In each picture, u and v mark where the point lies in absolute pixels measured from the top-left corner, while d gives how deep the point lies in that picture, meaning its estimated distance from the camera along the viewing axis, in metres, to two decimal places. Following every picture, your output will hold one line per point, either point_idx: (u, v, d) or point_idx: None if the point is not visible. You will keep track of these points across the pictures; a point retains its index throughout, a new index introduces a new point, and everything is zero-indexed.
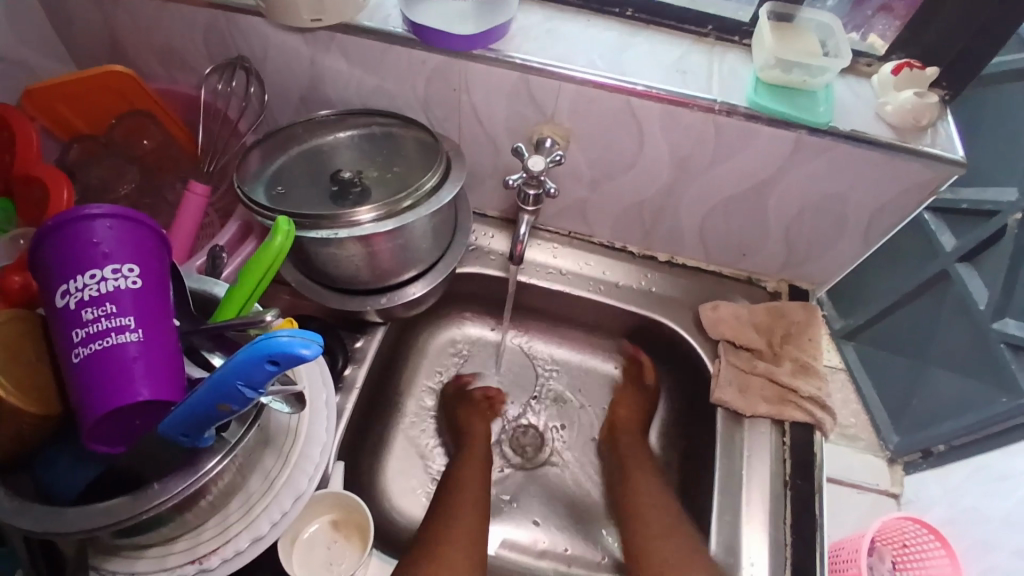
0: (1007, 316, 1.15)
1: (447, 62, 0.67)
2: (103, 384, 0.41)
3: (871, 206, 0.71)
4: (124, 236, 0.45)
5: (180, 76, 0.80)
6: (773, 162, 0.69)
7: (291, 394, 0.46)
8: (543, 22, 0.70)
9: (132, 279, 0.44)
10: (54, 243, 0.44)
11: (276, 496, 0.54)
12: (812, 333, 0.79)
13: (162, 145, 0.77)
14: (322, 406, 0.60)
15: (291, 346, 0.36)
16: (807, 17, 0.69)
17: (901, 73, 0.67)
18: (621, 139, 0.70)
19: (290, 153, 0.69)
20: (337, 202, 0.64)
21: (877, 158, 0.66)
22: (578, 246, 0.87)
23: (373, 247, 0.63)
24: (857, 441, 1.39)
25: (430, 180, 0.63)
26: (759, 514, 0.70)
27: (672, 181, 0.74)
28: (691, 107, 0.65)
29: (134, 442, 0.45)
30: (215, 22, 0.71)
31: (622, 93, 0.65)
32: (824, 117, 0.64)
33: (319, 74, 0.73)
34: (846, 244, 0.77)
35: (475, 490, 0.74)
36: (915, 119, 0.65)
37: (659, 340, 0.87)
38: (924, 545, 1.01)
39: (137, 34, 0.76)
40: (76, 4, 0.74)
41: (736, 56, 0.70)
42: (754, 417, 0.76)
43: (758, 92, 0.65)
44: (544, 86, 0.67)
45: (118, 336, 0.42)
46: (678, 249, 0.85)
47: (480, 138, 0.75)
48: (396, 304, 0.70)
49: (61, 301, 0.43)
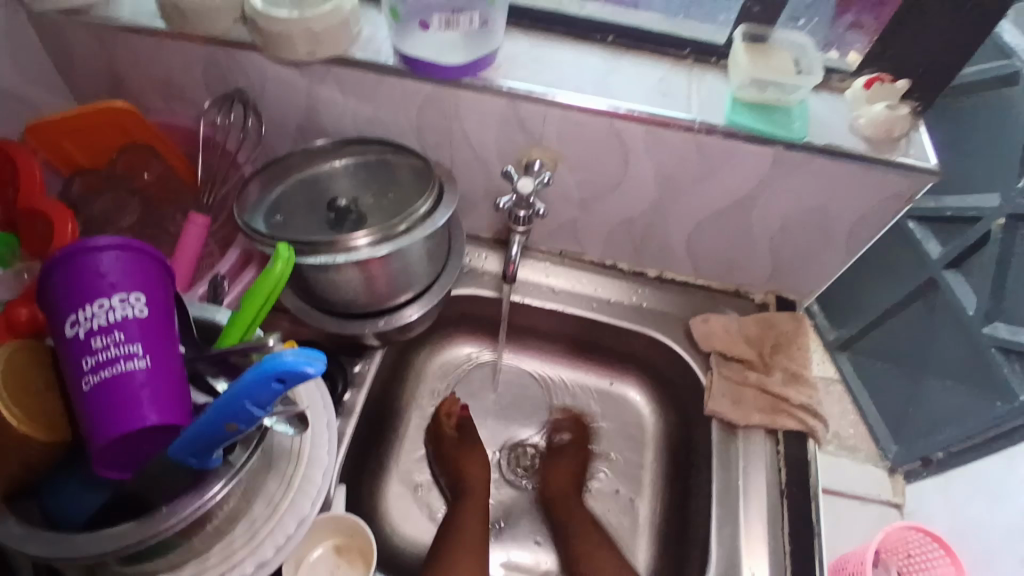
0: (997, 320, 1.17)
1: (437, 91, 0.70)
2: (113, 410, 0.43)
3: (852, 217, 0.73)
4: (130, 266, 0.47)
5: (179, 110, 0.82)
6: (754, 180, 0.71)
7: (293, 413, 0.47)
8: (529, 50, 0.73)
9: (139, 307, 0.46)
10: (62, 275, 0.46)
11: (280, 520, 0.55)
12: (800, 342, 0.81)
13: (163, 178, 0.79)
14: (323, 429, 0.61)
15: (296, 365, 0.38)
16: (778, 38, 0.71)
17: (873, 87, 0.70)
18: (608, 161, 0.73)
19: (288, 182, 0.71)
20: (335, 228, 0.67)
21: (854, 170, 0.68)
22: (570, 264, 0.89)
23: (369, 271, 0.65)
24: (856, 452, 1.40)
25: (424, 204, 0.65)
26: (757, 524, 0.71)
27: (659, 200, 0.77)
28: (673, 127, 0.68)
29: (139, 468, 0.46)
30: (214, 57, 0.74)
31: (606, 115, 0.68)
32: (799, 133, 0.67)
33: (315, 105, 0.76)
34: (830, 255, 0.79)
35: (474, 534, 0.76)
36: (888, 130, 0.67)
37: (652, 355, 0.88)
38: (927, 552, 1.02)
39: (137, 70, 0.78)
40: (78, 44, 0.77)
41: (714, 76, 0.73)
42: (748, 428, 0.77)
43: (736, 110, 0.68)
44: (532, 110, 0.69)
45: (127, 363, 0.44)
46: (668, 264, 0.87)
47: (472, 163, 0.78)
48: (393, 326, 0.72)
49: (70, 331, 0.45)
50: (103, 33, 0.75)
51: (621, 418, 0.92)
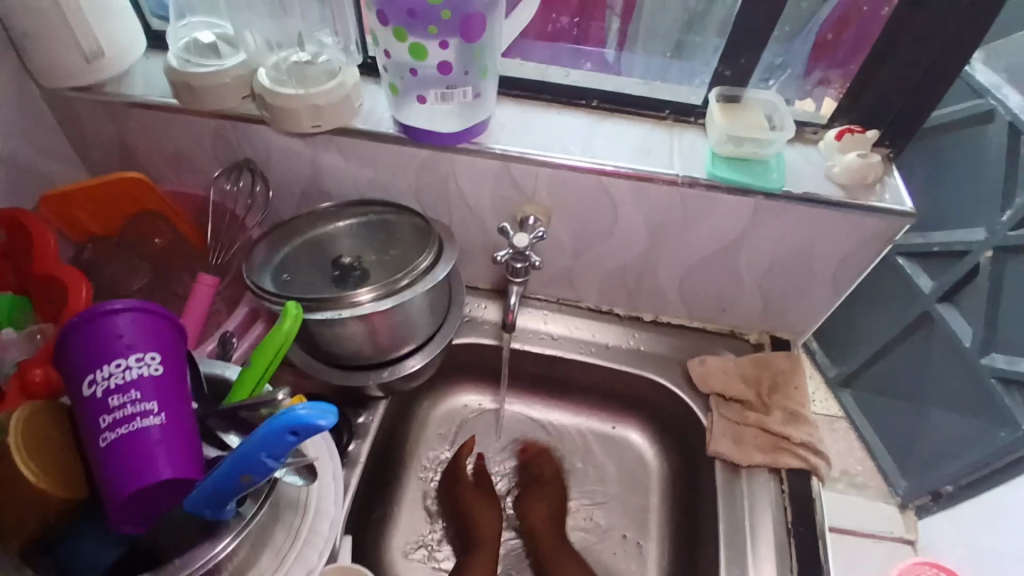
0: (993, 351, 1.19)
1: (434, 156, 0.75)
2: (129, 466, 0.45)
3: (834, 257, 0.77)
4: (145, 326, 0.50)
5: (188, 177, 0.87)
6: (738, 226, 0.75)
7: (303, 466, 0.49)
8: (519, 115, 0.79)
9: (154, 366, 0.48)
10: (82, 337, 0.48)
11: (287, 572, 0.55)
12: (797, 381, 0.83)
13: (174, 243, 0.83)
14: (329, 481, 0.62)
15: (309, 418, 0.40)
16: (753, 97, 0.77)
17: (844, 139, 0.74)
18: (598, 212, 0.77)
19: (294, 244, 0.74)
20: (339, 284, 0.71)
21: (832, 214, 0.72)
22: (567, 311, 0.92)
23: (373, 325, 0.68)
24: (866, 489, 1.39)
25: (425, 260, 0.69)
26: (767, 565, 0.71)
27: (649, 248, 0.80)
28: (658, 181, 0.72)
29: (152, 522, 0.48)
30: (223, 130, 0.79)
31: (594, 173, 0.72)
32: (777, 183, 0.70)
33: (320, 170, 0.80)
34: (817, 295, 0.82)
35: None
36: (862, 177, 0.71)
37: (652, 397, 0.90)
38: None
39: (149, 143, 0.83)
40: (95, 120, 0.82)
41: (694, 133, 0.78)
42: (751, 467, 0.78)
43: (716, 164, 0.72)
44: (524, 170, 0.74)
45: (142, 420, 0.46)
46: (661, 308, 0.90)
47: (469, 219, 0.82)
48: (397, 377, 0.74)
49: (88, 391, 0.47)
50: (117, 108, 0.80)
51: (625, 461, 0.92)
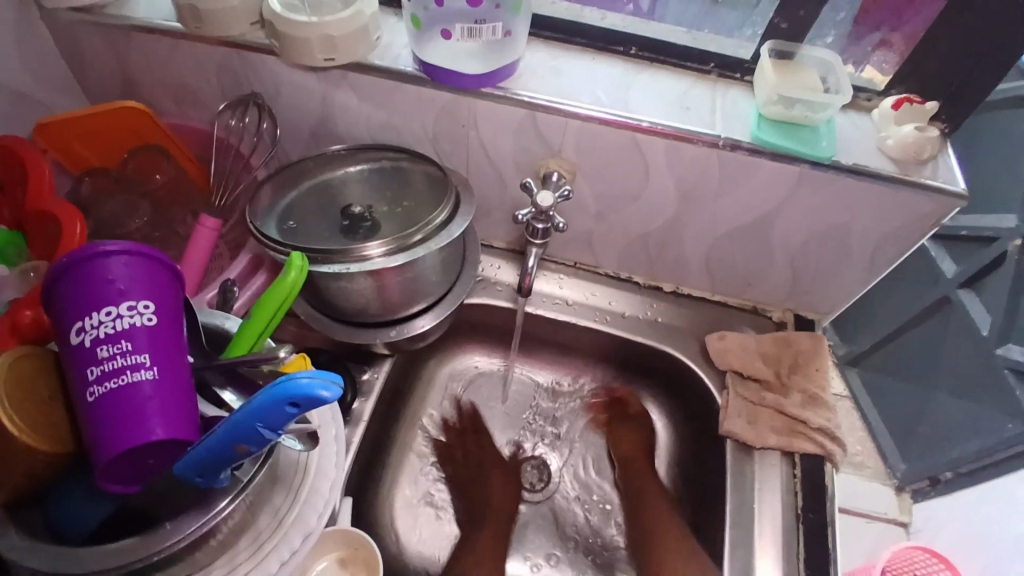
0: (1010, 341, 1.14)
1: (455, 100, 0.69)
2: (119, 423, 0.41)
3: (875, 236, 0.72)
4: (139, 272, 0.45)
5: (192, 111, 0.81)
6: (778, 196, 0.70)
7: (304, 432, 0.46)
8: (549, 60, 0.72)
9: (147, 315, 0.44)
10: (70, 280, 0.44)
11: (285, 535, 0.52)
12: (819, 363, 0.79)
13: (174, 181, 0.78)
14: (331, 442, 0.59)
15: (311, 389, 0.36)
16: (807, 54, 0.70)
17: (901, 109, 0.67)
18: (628, 173, 0.72)
19: (301, 189, 0.70)
20: (348, 236, 0.66)
21: (880, 191, 0.67)
22: (583, 275, 0.88)
23: (382, 281, 0.64)
24: (863, 469, 1.37)
25: (441, 214, 0.64)
26: (770, 548, 0.69)
27: (678, 215, 0.75)
28: (696, 142, 0.66)
29: (148, 480, 0.45)
30: (230, 61, 0.73)
31: (627, 129, 0.67)
32: (826, 152, 0.65)
33: (331, 111, 0.75)
34: (851, 275, 0.77)
35: None
36: (917, 151, 0.66)
37: (666, 370, 0.86)
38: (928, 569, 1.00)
39: (152, 74, 0.78)
40: (92, 45, 0.76)
41: (738, 92, 0.72)
42: (764, 449, 0.75)
43: (760, 127, 0.67)
44: (551, 122, 0.68)
45: (133, 374, 0.42)
46: (683, 279, 0.86)
47: (488, 173, 0.77)
48: (405, 336, 0.70)
49: (76, 339, 0.44)
50: (118, 33, 0.74)
51: None
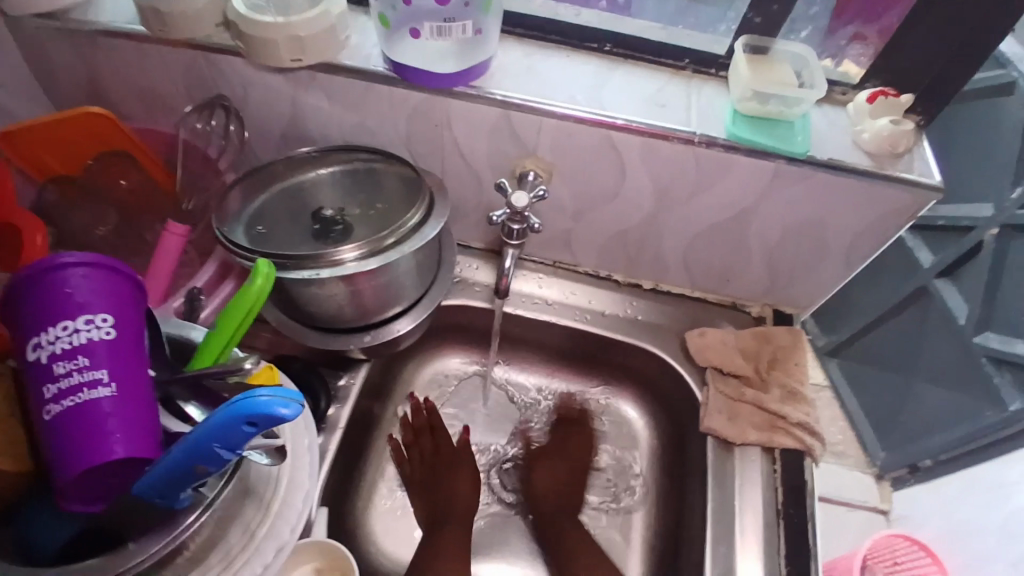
0: (988, 330, 1.16)
1: (427, 100, 0.68)
2: (77, 442, 0.40)
3: (850, 231, 0.72)
4: (98, 283, 0.44)
5: (158, 115, 0.79)
6: (755, 192, 0.70)
7: (272, 446, 0.44)
8: (522, 58, 0.71)
9: (105, 329, 0.43)
10: (25, 294, 0.43)
11: (257, 549, 0.51)
12: (798, 358, 0.79)
13: (142, 186, 0.75)
14: (304, 452, 0.57)
15: (269, 407, 0.36)
16: (782, 49, 0.70)
17: (875, 101, 0.68)
18: (604, 171, 0.71)
19: (271, 192, 0.68)
20: (320, 240, 0.64)
21: (855, 186, 0.67)
22: (563, 275, 0.87)
23: (356, 287, 0.62)
24: (845, 458, 1.38)
25: (414, 216, 0.63)
26: (752, 545, 0.69)
27: (654, 212, 0.75)
28: (672, 139, 0.66)
29: (110, 500, 0.43)
30: (195, 63, 0.71)
31: (602, 127, 0.66)
32: (801, 147, 0.65)
33: (300, 112, 0.73)
34: (828, 269, 0.77)
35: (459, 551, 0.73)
36: (891, 146, 0.66)
37: (646, 368, 0.86)
38: (915, 562, 1.02)
39: (115, 77, 0.75)
40: (52, 48, 0.73)
41: (713, 88, 0.72)
42: (745, 445, 0.75)
43: (736, 123, 0.66)
44: (526, 121, 0.67)
45: (91, 391, 0.41)
46: (663, 276, 0.85)
47: (463, 173, 0.75)
48: (381, 341, 0.69)
49: (32, 355, 0.42)
50: (78, 35, 0.71)
51: (615, 433, 0.89)
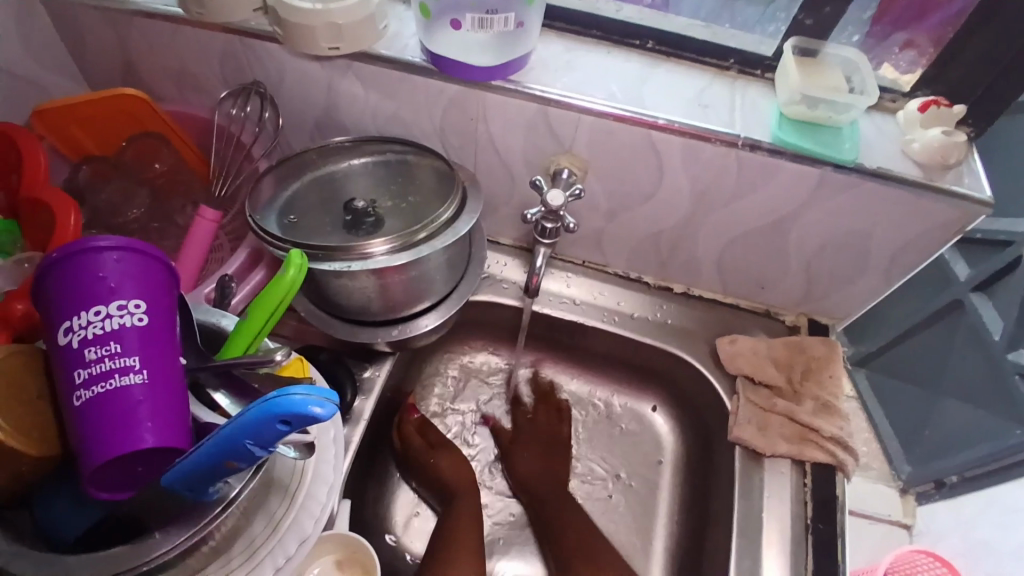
0: (1022, 347, 1.11)
1: (465, 92, 0.66)
2: (106, 428, 0.40)
3: (895, 243, 0.69)
4: (131, 269, 0.43)
5: (193, 98, 0.79)
6: (798, 198, 0.67)
7: (302, 441, 0.44)
8: (562, 53, 0.70)
9: (137, 315, 0.42)
10: (59, 277, 0.43)
11: (281, 540, 0.50)
12: (832, 370, 0.77)
13: (175, 168, 0.76)
14: (330, 444, 0.56)
15: (303, 406, 0.35)
16: (831, 52, 0.68)
17: (928, 111, 0.65)
18: (641, 171, 0.69)
19: (303, 181, 0.68)
20: (350, 232, 0.63)
21: (903, 196, 0.64)
22: (592, 275, 0.86)
23: (386, 280, 0.62)
24: (869, 471, 1.35)
25: (446, 211, 0.62)
26: (777, 559, 0.67)
27: (692, 216, 0.73)
28: (713, 141, 0.64)
29: (138, 488, 0.43)
30: (233, 48, 0.70)
31: (643, 126, 0.64)
32: (849, 154, 0.62)
33: (335, 100, 0.73)
34: (869, 280, 0.75)
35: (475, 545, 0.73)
36: (942, 157, 0.63)
37: (673, 374, 0.84)
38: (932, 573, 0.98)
39: (153, 59, 0.75)
40: (93, 29, 0.74)
41: (758, 90, 0.69)
42: (774, 457, 0.74)
43: (782, 127, 0.64)
44: (564, 118, 0.66)
45: (122, 378, 0.41)
46: (695, 280, 0.84)
47: (496, 168, 0.74)
48: (408, 335, 0.69)
49: (64, 339, 0.42)
50: (119, 17, 0.71)
51: (639, 438, 0.88)
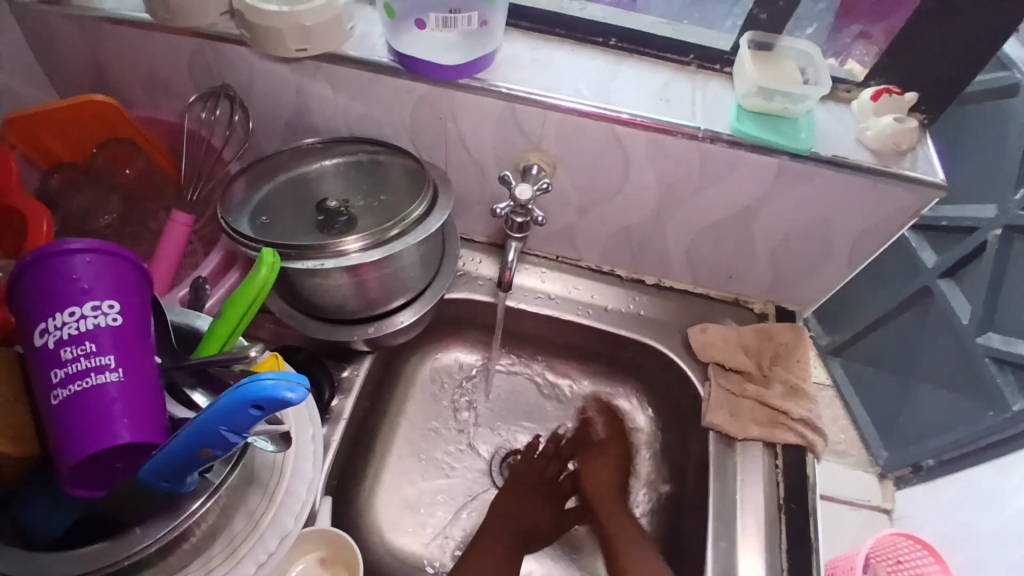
0: (990, 331, 1.16)
1: (435, 91, 0.68)
2: (83, 426, 0.40)
3: (854, 230, 0.72)
4: (104, 270, 0.44)
5: (163, 104, 0.79)
6: (759, 188, 0.70)
7: (276, 433, 0.45)
8: (528, 51, 0.71)
9: (112, 315, 0.43)
10: (32, 280, 0.43)
11: (262, 536, 0.51)
12: (800, 354, 0.79)
13: (146, 173, 0.76)
14: (308, 441, 0.57)
15: (275, 391, 0.36)
16: (787, 46, 0.70)
17: (880, 99, 0.68)
18: (608, 166, 0.71)
19: (275, 182, 0.68)
20: (324, 231, 0.64)
21: (858, 183, 0.67)
22: (566, 269, 0.87)
23: (361, 277, 0.63)
24: (846, 457, 1.38)
25: (417, 209, 0.63)
26: (753, 540, 0.69)
27: (660, 208, 0.75)
28: (677, 134, 0.66)
29: (114, 486, 0.44)
30: (200, 53, 0.71)
31: (608, 121, 0.66)
32: (804, 144, 0.65)
33: (305, 103, 0.73)
34: (832, 266, 0.77)
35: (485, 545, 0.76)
36: (895, 144, 0.66)
37: (648, 363, 0.86)
38: (916, 560, 1.00)
39: (122, 66, 0.75)
40: (60, 37, 0.74)
41: (719, 84, 0.71)
42: (746, 441, 0.76)
43: (742, 120, 0.66)
44: (531, 114, 0.67)
45: (97, 376, 0.41)
46: (666, 271, 0.85)
47: (468, 166, 0.75)
48: (384, 333, 0.69)
49: (39, 340, 0.42)
50: (86, 24, 0.71)
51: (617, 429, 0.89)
